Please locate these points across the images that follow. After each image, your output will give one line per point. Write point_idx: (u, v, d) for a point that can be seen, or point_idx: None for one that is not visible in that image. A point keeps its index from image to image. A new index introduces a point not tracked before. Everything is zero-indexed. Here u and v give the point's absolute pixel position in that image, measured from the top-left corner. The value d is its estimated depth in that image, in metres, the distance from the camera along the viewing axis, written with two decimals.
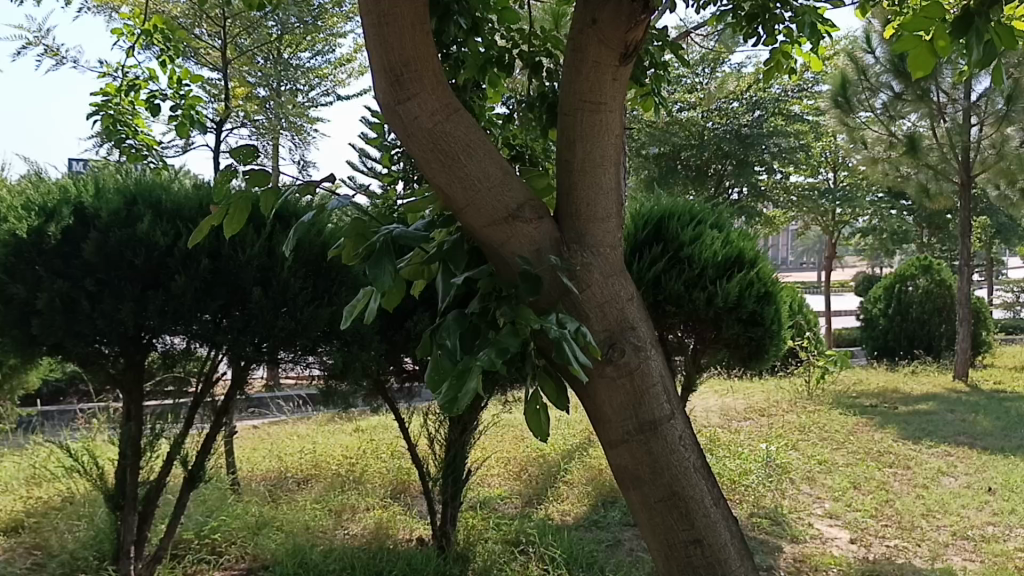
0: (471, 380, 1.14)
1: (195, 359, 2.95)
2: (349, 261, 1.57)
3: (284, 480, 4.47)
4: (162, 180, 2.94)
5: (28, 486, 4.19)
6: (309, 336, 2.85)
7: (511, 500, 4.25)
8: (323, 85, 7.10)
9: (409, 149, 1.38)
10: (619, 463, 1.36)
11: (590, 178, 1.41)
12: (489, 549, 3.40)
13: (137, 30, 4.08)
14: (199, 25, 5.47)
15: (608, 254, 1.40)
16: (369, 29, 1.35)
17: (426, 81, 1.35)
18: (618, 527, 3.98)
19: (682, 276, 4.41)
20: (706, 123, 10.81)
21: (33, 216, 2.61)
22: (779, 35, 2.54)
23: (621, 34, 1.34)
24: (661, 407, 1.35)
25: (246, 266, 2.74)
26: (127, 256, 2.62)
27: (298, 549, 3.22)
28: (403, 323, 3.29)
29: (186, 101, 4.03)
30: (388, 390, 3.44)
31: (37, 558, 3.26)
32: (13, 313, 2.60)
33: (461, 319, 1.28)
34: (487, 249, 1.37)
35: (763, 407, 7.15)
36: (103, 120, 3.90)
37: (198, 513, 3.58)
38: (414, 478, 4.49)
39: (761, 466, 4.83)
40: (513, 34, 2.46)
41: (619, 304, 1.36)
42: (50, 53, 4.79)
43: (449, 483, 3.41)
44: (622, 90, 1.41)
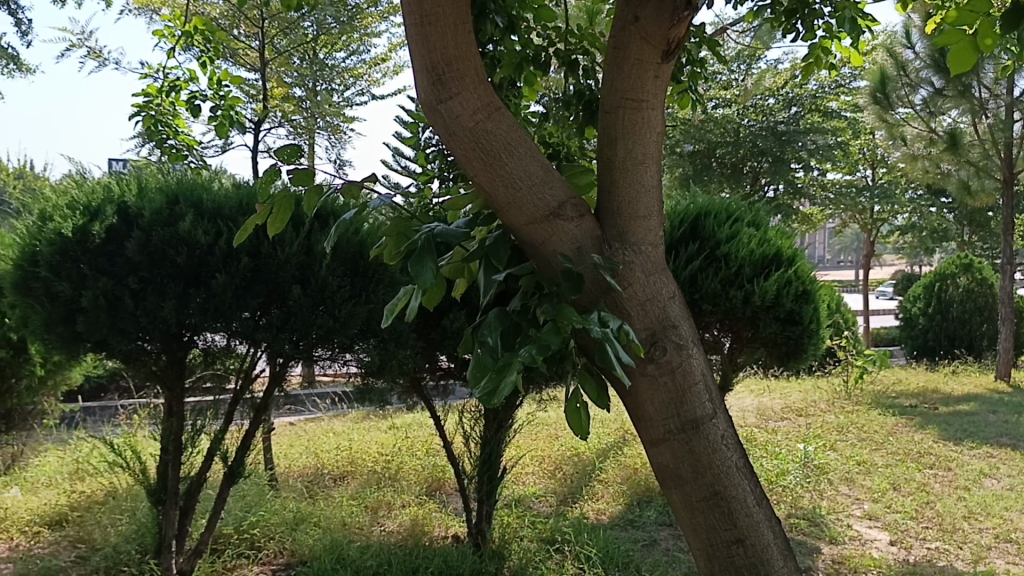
0: (513, 377, 1.15)
1: (235, 356, 2.98)
2: (390, 260, 1.59)
3: (320, 476, 4.51)
4: (202, 179, 2.98)
5: (72, 480, 4.28)
6: (346, 334, 2.87)
7: (546, 498, 4.25)
8: (357, 85, 7.16)
9: (451, 148, 1.38)
10: (661, 462, 1.36)
11: (632, 176, 1.41)
12: (525, 548, 3.40)
13: (177, 31, 4.13)
14: (238, 26, 5.54)
15: (650, 252, 1.40)
16: (412, 28, 1.36)
17: (468, 80, 1.35)
18: (654, 526, 3.97)
19: (719, 275, 4.37)
20: (742, 120, 10.73)
21: (78, 216, 2.67)
22: (818, 31, 2.51)
23: (664, 30, 1.34)
24: (703, 405, 1.34)
25: (285, 264, 2.76)
26: (169, 255, 2.66)
27: (335, 545, 3.25)
28: (439, 321, 3.31)
29: (225, 102, 4.08)
30: (423, 388, 3.47)
31: (80, 551, 3.32)
32: (59, 310, 2.65)
33: (502, 317, 1.28)
34: (528, 248, 1.37)
35: (801, 407, 7.09)
36: (145, 120, 3.96)
37: (237, 508, 3.63)
38: (449, 475, 4.50)
39: (799, 467, 4.78)
40: (549, 32, 2.43)
41: (661, 302, 1.36)
42: (93, 55, 4.88)
43: (485, 480, 3.42)
44: (664, 88, 1.41)
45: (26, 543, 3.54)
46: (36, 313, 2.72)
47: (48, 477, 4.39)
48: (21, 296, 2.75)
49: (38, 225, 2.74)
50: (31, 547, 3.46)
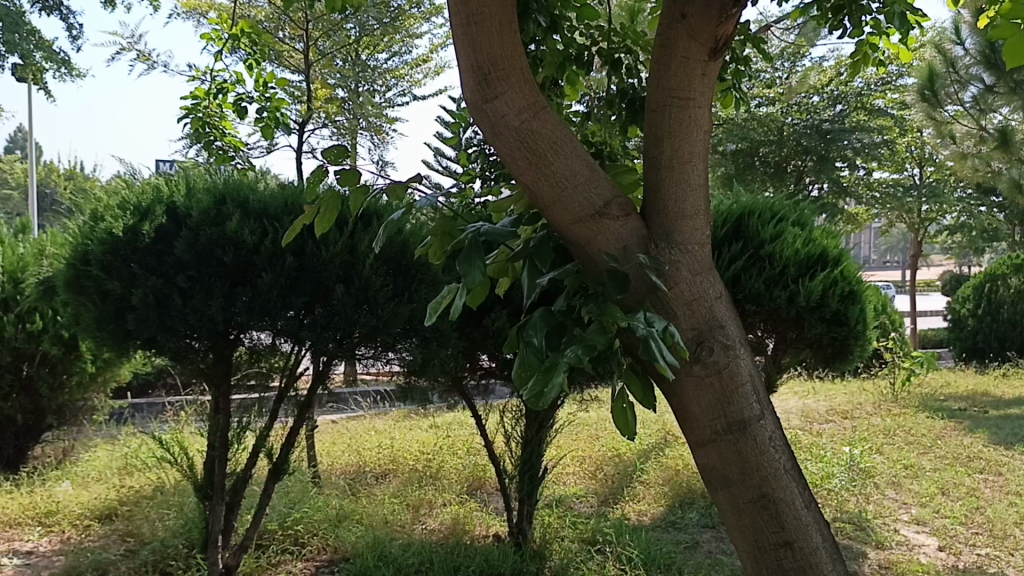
0: (558, 376, 1.15)
1: (280, 354, 3.02)
2: (435, 260, 1.60)
3: (362, 473, 4.55)
4: (248, 180, 3.02)
5: (121, 475, 4.37)
6: (389, 333, 2.88)
7: (587, 498, 4.24)
8: (400, 85, 7.22)
9: (497, 147, 1.38)
10: (707, 463, 1.35)
11: (679, 175, 1.40)
12: (566, 548, 3.39)
13: (224, 34, 4.20)
14: (282, 28, 5.63)
15: (697, 251, 1.38)
16: (458, 28, 1.36)
17: (514, 80, 1.35)
18: (697, 528, 3.94)
19: (763, 275, 4.32)
20: (786, 118, 10.61)
21: (128, 216, 2.74)
22: (866, 27, 2.47)
23: (711, 28, 1.33)
24: (751, 406, 1.32)
25: (329, 264, 2.79)
26: (217, 254, 2.69)
27: (378, 542, 3.28)
28: (480, 321, 3.32)
29: (271, 103, 4.14)
30: (464, 387, 3.48)
31: (130, 545, 3.38)
32: (110, 308, 2.71)
33: (548, 316, 1.28)
34: (573, 248, 1.37)
35: (846, 409, 6.99)
36: (193, 122, 4.03)
37: (282, 505, 3.67)
38: (490, 474, 4.51)
39: (845, 470, 4.72)
40: (592, 31, 2.41)
41: (707, 302, 1.35)
42: (142, 58, 4.98)
43: (526, 480, 3.43)
44: (711, 86, 1.39)
45: (77, 536, 3.61)
46: (88, 312, 2.78)
47: (98, 471, 4.49)
48: (74, 295, 2.82)
49: (90, 225, 2.80)
50: (82, 540, 3.53)
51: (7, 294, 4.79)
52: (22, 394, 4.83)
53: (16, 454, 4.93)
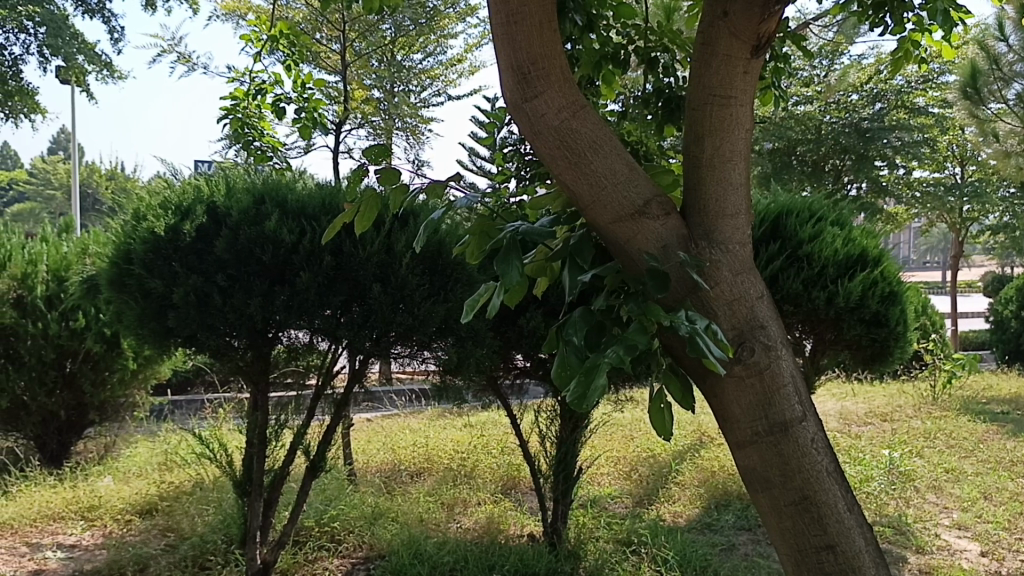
0: (599, 375, 1.15)
1: (317, 353, 3.04)
2: (473, 259, 1.60)
3: (397, 471, 4.58)
4: (286, 179, 3.05)
5: (162, 470, 4.45)
6: (425, 332, 2.88)
7: (621, 499, 4.23)
8: (434, 85, 7.25)
9: (536, 146, 1.38)
10: (748, 465, 1.33)
11: (719, 174, 1.39)
12: (600, 548, 3.38)
13: (263, 36, 4.24)
14: (320, 29, 5.67)
15: (738, 250, 1.37)
16: (497, 28, 1.37)
17: (553, 79, 1.35)
18: (733, 530, 3.90)
19: (801, 275, 4.28)
20: (824, 117, 10.50)
21: (169, 215, 2.78)
22: (908, 24, 2.42)
23: (754, 25, 1.32)
24: (793, 407, 1.31)
25: (366, 262, 2.80)
26: (256, 253, 2.72)
27: (413, 540, 3.29)
28: (516, 320, 3.32)
29: (309, 104, 4.19)
30: (499, 386, 3.48)
31: (170, 539, 3.44)
32: (152, 306, 2.75)
33: (587, 316, 1.28)
34: (613, 248, 1.36)
35: (886, 411, 6.89)
36: (233, 122, 4.08)
37: (318, 502, 3.71)
38: (524, 474, 4.51)
39: (884, 473, 4.65)
40: (628, 29, 2.39)
41: (748, 302, 1.34)
42: (183, 60, 5.04)
43: (560, 480, 3.42)
44: (753, 84, 1.38)
45: (119, 530, 3.68)
46: (131, 310, 2.82)
47: (138, 467, 4.57)
48: (117, 293, 2.87)
49: (132, 225, 2.85)
50: (123, 534, 3.59)
51: (52, 292, 4.88)
52: (65, 390, 4.93)
53: (59, 448, 5.03)
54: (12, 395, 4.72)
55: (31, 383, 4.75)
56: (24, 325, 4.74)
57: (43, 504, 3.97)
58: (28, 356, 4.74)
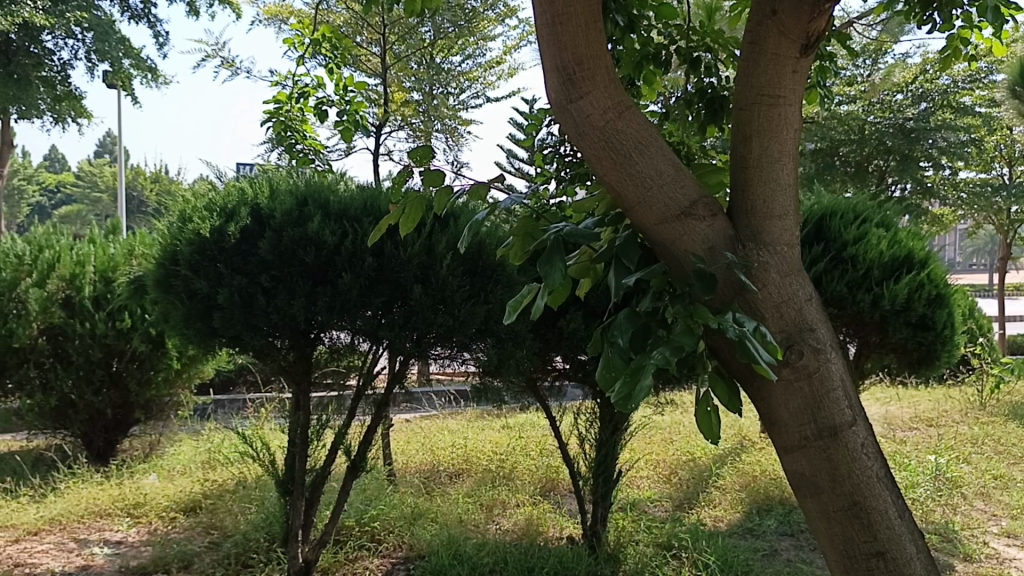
0: (645, 377, 1.14)
1: (358, 354, 3.06)
2: (516, 260, 1.60)
3: (436, 473, 4.60)
4: (328, 181, 3.08)
5: (205, 469, 4.52)
6: (465, 333, 2.88)
7: (661, 503, 4.20)
8: (473, 88, 7.29)
9: (581, 147, 1.38)
10: (796, 470, 1.32)
11: (767, 175, 1.37)
12: (641, 552, 3.37)
13: (306, 39, 4.29)
14: (361, 33, 5.72)
15: (787, 252, 1.35)
16: (543, 29, 1.36)
17: (598, 79, 1.34)
18: (775, 536, 3.85)
19: (846, 277, 4.28)
20: (867, 117, 10.36)
21: (214, 217, 2.82)
22: (957, 21, 2.37)
23: (804, 24, 1.30)
24: (842, 412, 1.29)
25: (407, 264, 2.81)
26: (299, 254, 2.75)
27: (453, 541, 3.30)
28: (555, 321, 3.31)
29: (351, 107, 4.23)
30: (538, 388, 3.48)
31: (213, 537, 3.48)
32: (197, 306, 2.78)
33: (633, 317, 1.27)
34: (659, 249, 1.35)
35: (932, 416, 6.77)
36: (276, 126, 4.14)
37: (359, 502, 3.73)
38: (563, 476, 4.50)
39: (931, 479, 4.56)
40: (670, 30, 2.37)
41: (797, 304, 1.32)
42: (226, 64, 5.11)
43: (600, 483, 3.41)
44: (802, 83, 1.37)
45: (164, 527, 3.74)
46: (177, 310, 2.86)
47: (182, 465, 4.64)
48: (163, 294, 2.92)
49: (178, 226, 2.89)
50: (168, 531, 3.64)
51: (99, 293, 4.97)
52: (112, 389, 5.02)
53: (106, 446, 5.11)
54: (61, 393, 4.84)
55: (78, 382, 4.85)
56: (73, 324, 4.85)
57: (90, 501, 4.04)
58: (76, 355, 4.84)
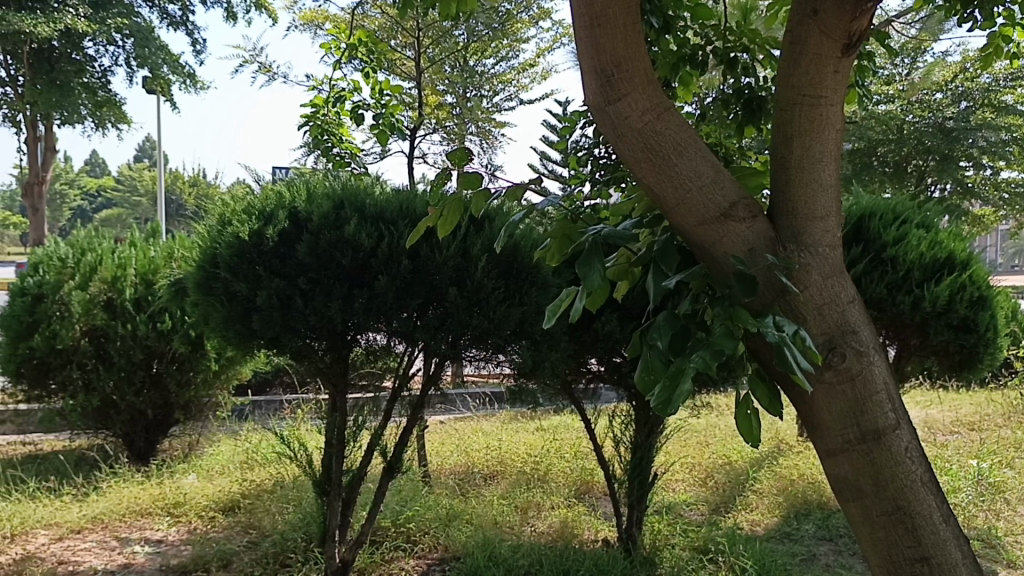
0: (685, 380, 1.13)
1: (394, 355, 3.07)
2: (553, 262, 1.61)
3: (471, 474, 4.61)
4: (364, 184, 3.10)
5: (244, 469, 4.58)
6: (501, 335, 2.88)
7: (697, 506, 4.18)
8: (506, 90, 7.31)
9: (619, 149, 1.37)
10: (838, 473, 1.30)
11: (808, 175, 1.36)
12: (677, 556, 3.36)
13: (342, 44, 4.33)
14: (395, 37, 5.76)
15: (828, 254, 1.34)
16: (581, 31, 1.37)
17: (637, 81, 1.34)
18: (814, 540, 3.81)
19: (884, 279, 4.26)
20: (906, 116, 10.22)
21: (253, 220, 2.85)
22: (1000, 18, 2.32)
23: (845, 24, 1.29)
24: (886, 415, 1.27)
25: (443, 266, 2.82)
26: (336, 257, 2.77)
27: (488, 543, 3.30)
28: (591, 323, 3.30)
29: (386, 110, 4.26)
30: (574, 390, 3.47)
31: (251, 536, 3.52)
32: (236, 309, 2.82)
33: (672, 320, 1.27)
34: (699, 251, 1.35)
35: (974, 420, 6.65)
36: (312, 130, 4.18)
37: (395, 503, 3.75)
38: (598, 479, 4.49)
39: (973, 484, 4.48)
40: (706, 30, 2.36)
41: (839, 306, 1.30)
42: (263, 69, 5.17)
43: (636, 485, 3.40)
44: (844, 83, 1.35)
45: (204, 526, 3.79)
46: (216, 312, 2.90)
47: (221, 465, 4.71)
48: (203, 296, 2.96)
49: (217, 229, 2.93)
50: (207, 530, 3.69)
51: (140, 295, 5.05)
52: (152, 389, 5.09)
53: (147, 446, 5.20)
54: (103, 394, 4.92)
55: (119, 383, 4.93)
56: (114, 326, 4.92)
57: (132, 499, 4.11)
58: (118, 356, 4.92)
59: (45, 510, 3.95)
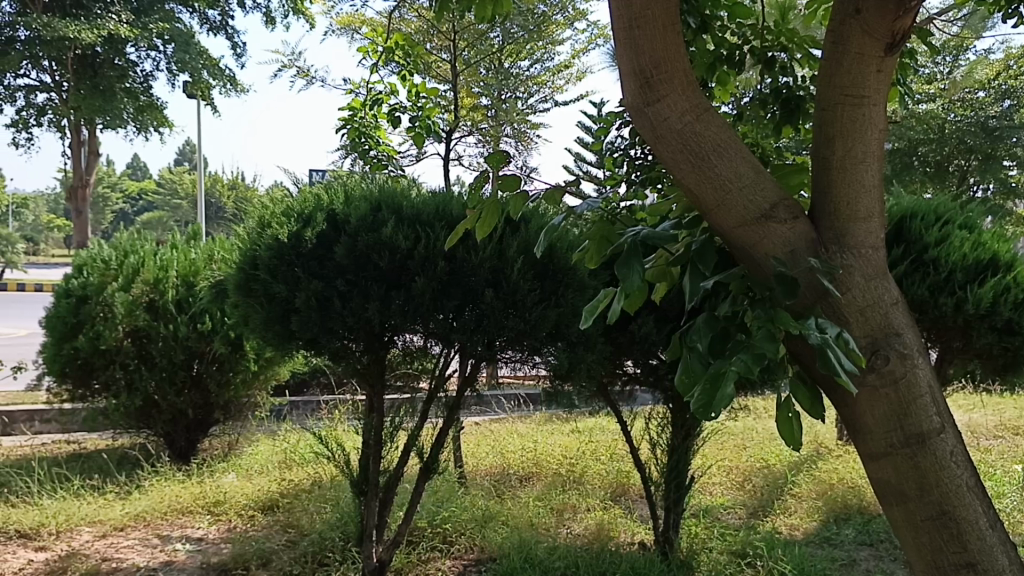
0: (727, 384, 1.13)
1: (430, 357, 3.09)
2: (591, 264, 1.61)
3: (507, 475, 4.61)
4: (401, 187, 3.12)
5: (282, 468, 4.63)
6: (537, 336, 2.88)
7: (735, 510, 4.15)
8: (541, 92, 7.32)
9: (658, 151, 1.37)
10: (881, 477, 1.29)
11: (851, 176, 1.34)
12: (714, 559, 3.33)
13: (379, 48, 4.37)
14: (431, 40, 5.79)
15: (871, 255, 1.33)
16: (620, 33, 1.37)
17: (676, 82, 1.34)
18: (854, 545, 3.76)
19: (927, 281, 4.20)
20: (948, 115, 10.06)
21: (292, 223, 2.88)
22: None
23: (888, 23, 1.28)
24: (931, 419, 1.26)
25: (479, 268, 2.83)
26: (373, 259, 2.79)
27: (524, 544, 3.31)
28: (627, 325, 3.28)
29: (423, 113, 4.29)
30: (610, 392, 3.47)
31: (290, 536, 3.55)
32: (276, 310, 2.85)
33: (712, 321, 1.26)
34: (739, 252, 1.34)
35: (1019, 425, 6.52)
36: (350, 132, 4.22)
37: (431, 503, 3.77)
38: (634, 481, 4.48)
39: (1018, 489, 4.39)
40: (744, 30, 2.34)
41: (883, 309, 1.29)
42: (302, 74, 5.22)
43: (672, 489, 3.38)
44: (887, 82, 1.34)
45: (243, 524, 3.84)
46: (256, 313, 2.93)
47: (260, 464, 4.78)
48: (243, 298, 2.99)
49: (257, 232, 2.97)
50: (247, 529, 3.74)
51: (181, 297, 5.13)
52: (193, 389, 5.16)
53: (187, 445, 5.28)
54: (145, 394, 5.00)
55: (161, 383, 5.01)
56: (156, 328, 5.00)
57: (173, 498, 4.18)
58: (160, 357, 5.00)
59: (88, 508, 4.02)
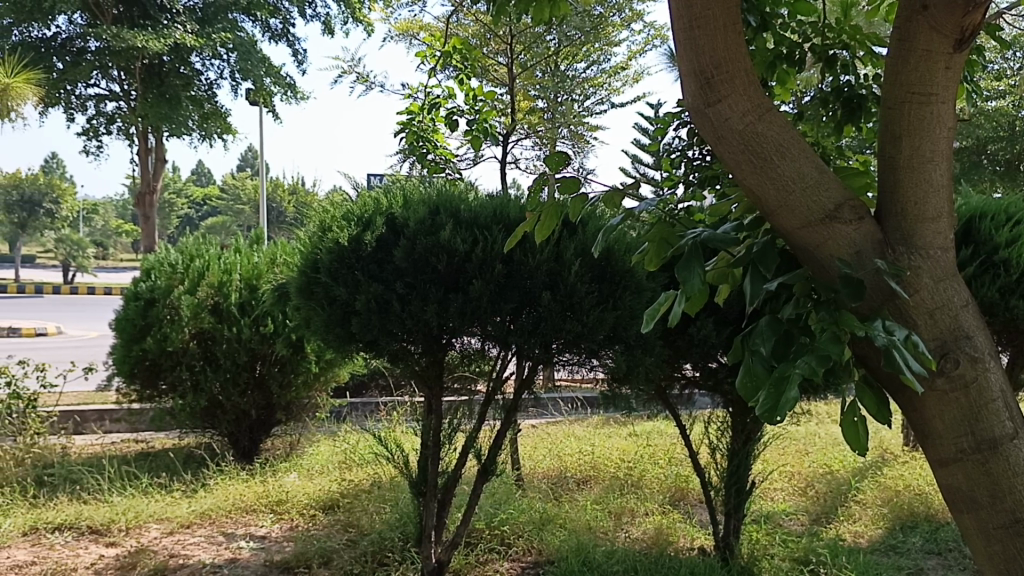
0: (790, 386, 1.12)
1: (488, 360, 3.10)
2: (651, 265, 1.60)
3: (564, 478, 4.61)
4: (459, 190, 3.15)
5: (342, 469, 4.71)
6: (594, 339, 2.86)
7: (797, 516, 4.08)
8: (598, 93, 7.30)
9: (719, 151, 1.36)
10: (951, 483, 1.26)
11: (919, 175, 1.31)
12: (776, 566, 3.28)
13: (437, 52, 4.40)
14: (488, 44, 5.82)
15: (940, 256, 1.29)
16: (680, 33, 1.36)
17: (737, 82, 1.32)
18: (921, 554, 3.66)
19: (997, 282, 4.07)
20: (1019, 112, 9.73)
21: (353, 226, 2.92)
22: None
23: (956, 18, 1.25)
24: (1003, 424, 1.22)
25: (536, 271, 2.83)
26: (432, 262, 2.82)
27: (582, 547, 3.30)
28: (686, 328, 3.25)
29: (480, 116, 4.31)
30: (668, 395, 3.44)
31: (351, 535, 3.60)
32: (336, 313, 2.89)
33: (775, 324, 1.25)
34: (803, 253, 1.32)
35: None
36: (408, 136, 4.27)
37: (489, 505, 3.79)
38: (693, 486, 4.43)
39: None
40: (805, 28, 2.30)
41: (952, 311, 1.26)
42: (361, 79, 5.29)
43: (733, 493, 3.34)
44: (956, 80, 1.30)
45: (305, 523, 3.90)
46: (317, 315, 2.97)
47: (320, 465, 4.86)
48: (305, 300, 3.04)
49: (318, 235, 3.01)
50: (308, 527, 3.80)
51: (245, 299, 5.24)
52: (256, 390, 5.26)
53: (250, 445, 5.39)
54: (210, 394, 5.11)
55: (225, 384, 5.11)
56: (221, 329, 5.12)
57: (237, 497, 4.26)
58: (224, 358, 5.11)
59: (157, 505, 4.13)
